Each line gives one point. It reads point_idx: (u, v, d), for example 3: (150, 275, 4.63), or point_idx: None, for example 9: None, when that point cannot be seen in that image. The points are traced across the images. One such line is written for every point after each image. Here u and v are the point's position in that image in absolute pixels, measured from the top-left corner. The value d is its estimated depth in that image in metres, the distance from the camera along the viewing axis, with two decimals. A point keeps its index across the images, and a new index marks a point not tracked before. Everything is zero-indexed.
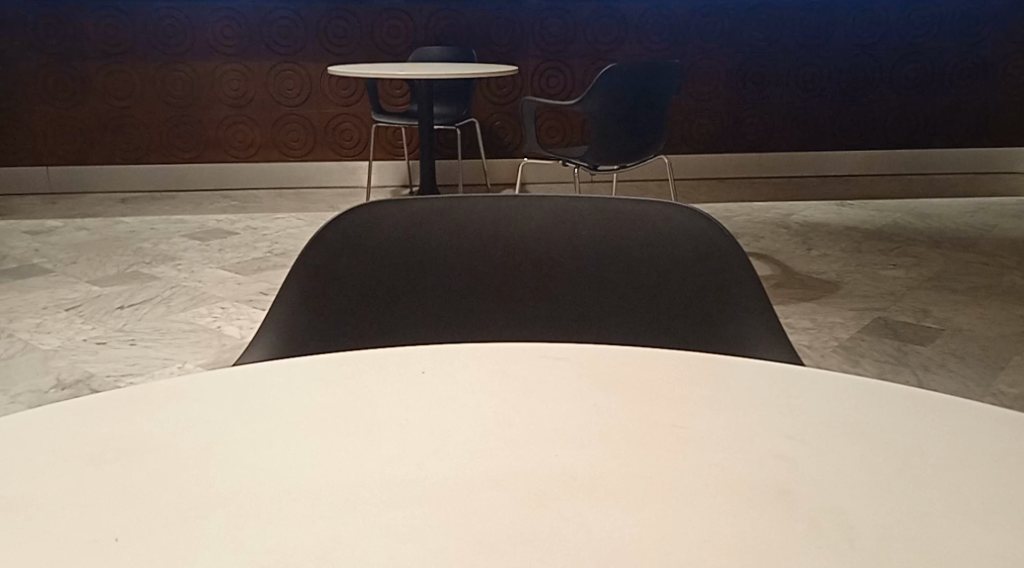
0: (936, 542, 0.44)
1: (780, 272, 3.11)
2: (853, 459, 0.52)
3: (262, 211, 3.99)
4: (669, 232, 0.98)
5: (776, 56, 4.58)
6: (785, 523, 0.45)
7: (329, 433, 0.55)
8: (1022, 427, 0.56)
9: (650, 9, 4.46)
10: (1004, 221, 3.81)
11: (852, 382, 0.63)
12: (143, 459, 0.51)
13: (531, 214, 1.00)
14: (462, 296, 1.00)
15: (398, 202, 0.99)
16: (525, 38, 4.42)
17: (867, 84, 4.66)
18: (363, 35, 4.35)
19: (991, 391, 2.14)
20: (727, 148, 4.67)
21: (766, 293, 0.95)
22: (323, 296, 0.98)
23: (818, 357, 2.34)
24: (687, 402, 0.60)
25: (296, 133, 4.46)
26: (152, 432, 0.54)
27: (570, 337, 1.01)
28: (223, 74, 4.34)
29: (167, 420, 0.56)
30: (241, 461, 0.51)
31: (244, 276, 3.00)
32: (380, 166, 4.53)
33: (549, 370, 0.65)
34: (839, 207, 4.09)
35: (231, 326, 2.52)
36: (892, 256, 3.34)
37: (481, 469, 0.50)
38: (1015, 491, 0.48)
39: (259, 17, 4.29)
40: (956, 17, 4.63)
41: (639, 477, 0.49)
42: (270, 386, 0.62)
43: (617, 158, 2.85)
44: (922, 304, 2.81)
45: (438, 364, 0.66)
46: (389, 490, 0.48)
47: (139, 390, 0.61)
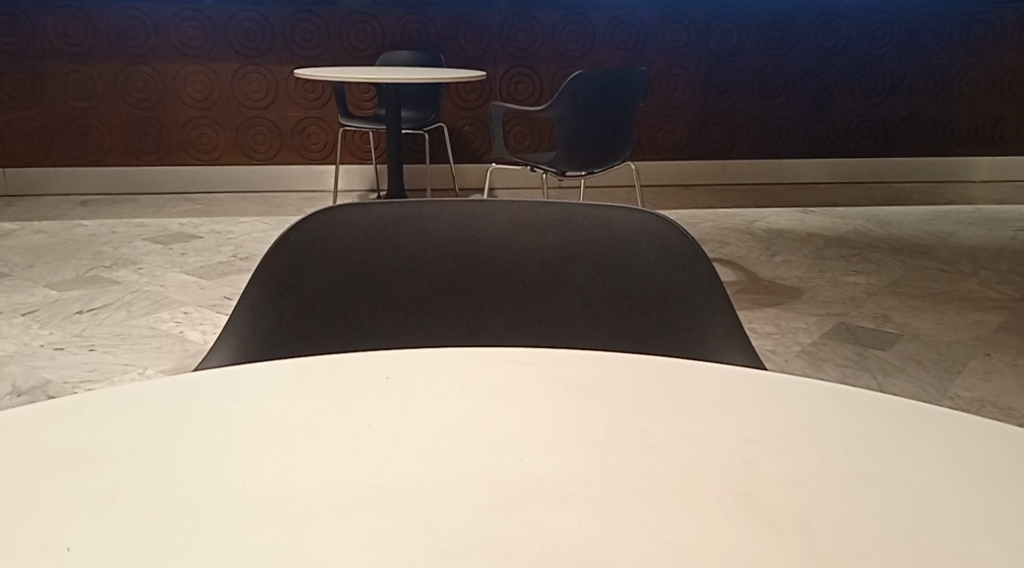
0: (890, 543, 0.45)
1: (745, 278, 3.15)
2: (812, 462, 0.53)
3: (226, 215, 3.95)
4: (636, 236, 0.99)
5: (741, 64, 4.64)
6: (744, 525, 0.46)
7: (293, 440, 0.54)
8: (976, 428, 0.57)
9: (618, 16, 4.49)
10: (961, 229, 3.89)
11: (811, 386, 0.64)
12: (99, 465, 0.50)
13: (497, 219, 1.00)
14: (429, 302, 1.00)
15: (365, 206, 0.99)
16: (493, 44, 4.43)
17: (830, 93, 4.73)
18: (330, 39, 4.32)
19: (948, 395, 2.18)
20: (692, 155, 4.72)
21: (728, 297, 0.96)
22: (286, 300, 0.97)
23: (781, 361, 2.38)
24: (650, 406, 0.60)
25: (261, 136, 4.42)
26: (110, 438, 0.53)
27: (536, 341, 1.01)
28: (186, 76, 4.29)
29: (124, 427, 0.55)
30: (199, 468, 0.50)
31: (207, 280, 2.97)
32: (347, 171, 4.51)
33: (514, 374, 0.65)
34: (802, 214, 4.15)
35: (194, 331, 2.48)
36: (854, 263, 3.40)
37: (445, 474, 0.50)
38: (968, 489, 0.50)
39: (224, 18, 4.24)
40: (915, 28, 4.72)
41: (599, 482, 0.50)
42: (234, 392, 0.61)
43: (586, 164, 2.86)
44: (882, 309, 2.86)
45: (402, 369, 0.66)
46: (355, 496, 0.48)
47: (96, 395, 0.60)
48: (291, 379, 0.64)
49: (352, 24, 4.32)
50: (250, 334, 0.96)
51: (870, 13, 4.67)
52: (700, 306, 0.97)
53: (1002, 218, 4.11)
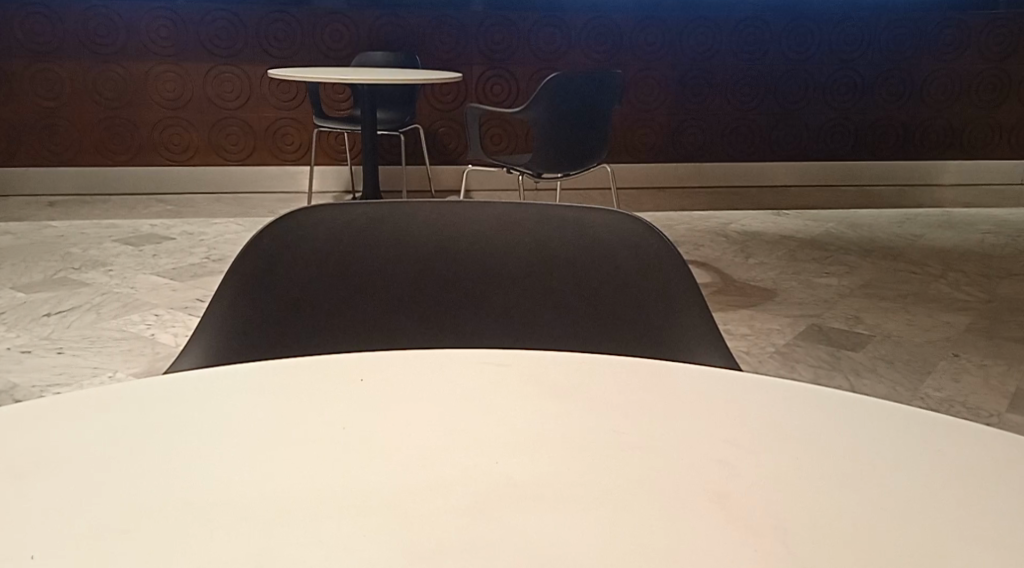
0: (864, 542, 0.45)
1: (719, 280, 3.17)
2: (789, 462, 0.53)
3: (199, 216, 3.90)
4: (611, 238, 0.98)
5: (714, 68, 4.67)
6: (721, 526, 0.46)
7: (264, 443, 0.53)
8: (950, 428, 0.58)
9: (593, 19, 4.50)
10: (931, 231, 3.95)
11: (789, 387, 0.64)
12: (63, 471, 0.49)
13: (474, 220, 0.99)
14: (403, 303, 0.99)
15: (338, 207, 0.98)
16: (469, 45, 4.43)
17: (803, 97, 4.78)
18: (304, 39, 4.29)
19: (919, 395, 2.21)
20: (668, 157, 4.76)
21: (704, 300, 0.96)
22: (258, 302, 0.96)
23: (755, 362, 2.39)
24: (626, 407, 0.60)
25: (234, 137, 4.38)
26: (75, 444, 0.52)
27: (511, 343, 1.00)
28: (158, 75, 4.23)
29: (90, 431, 0.54)
30: (168, 474, 0.49)
31: (179, 282, 2.93)
32: (322, 172, 4.49)
33: (490, 376, 0.65)
34: (775, 216, 4.19)
35: (165, 333, 2.45)
36: (826, 264, 3.43)
37: (418, 478, 0.49)
38: (942, 489, 0.50)
39: (197, 18, 4.20)
40: (886, 33, 4.77)
41: (574, 484, 0.49)
42: (205, 395, 0.60)
43: (561, 166, 2.85)
44: (854, 311, 2.89)
45: (376, 372, 0.65)
46: (326, 500, 0.47)
47: (61, 399, 0.58)
48: (263, 383, 0.63)
49: (326, 24, 4.29)
50: (221, 335, 0.95)
51: (842, 17, 4.73)
52: (676, 306, 0.97)
53: (970, 221, 4.17)
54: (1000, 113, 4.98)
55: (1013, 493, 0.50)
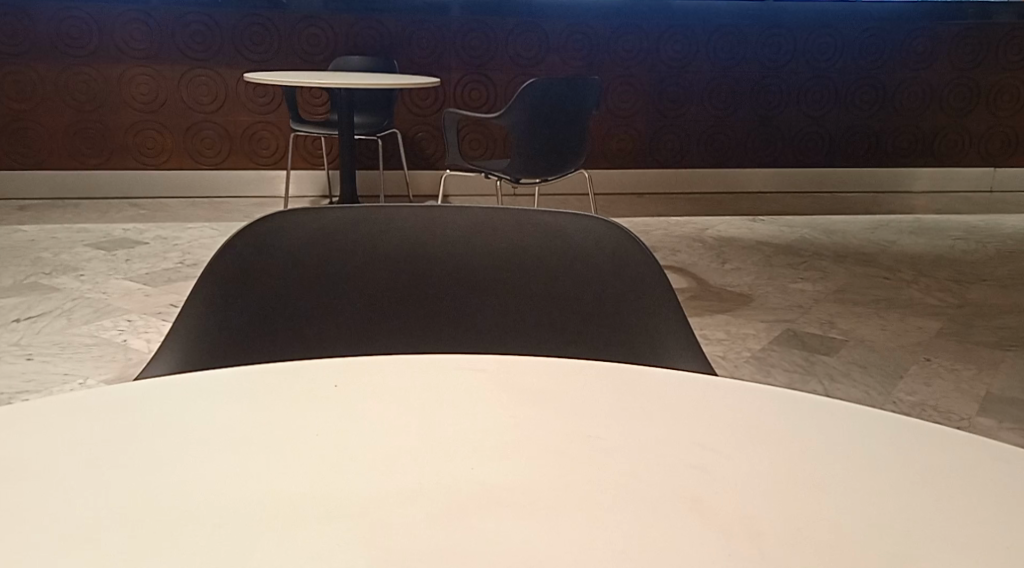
0: (838, 543, 0.45)
1: (695, 285, 3.19)
2: (760, 465, 0.53)
3: (173, 221, 3.87)
4: (587, 243, 0.99)
5: (691, 76, 4.72)
6: (694, 529, 0.46)
7: (235, 449, 0.53)
8: (921, 434, 0.58)
9: (571, 25, 4.50)
10: (902, 238, 4.00)
11: (761, 391, 0.64)
12: (31, 478, 0.48)
13: (449, 224, 0.99)
14: (378, 307, 0.99)
15: (314, 211, 0.97)
16: (447, 50, 4.43)
17: (778, 105, 4.83)
18: (280, 42, 4.26)
19: (891, 399, 2.24)
20: (645, 164, 4.80)
21: (680, 305, 0.97)
22: (230, 306, 0.95)
23: (730, 367, 2.41)
24: (602, 413, 0.60)
25: (209, 140, 4.35)
26: (41, 451, 0.51)
27: (486, 348, 1.00)
28: (131, 78, 4.19)
29: (57, 438, 0.53)
30: (141, 480, 0.48)
31: (153, 287, 2.90)
32: (299, 176, 4.47)
33: (466, 383, 0.64)
34: (750, 222, 4.22)
35: (138, 339, 2.42)
36: (801, 270, 3.47)
37: (390, 483, 0.49)
38: (918, 495, 0.50)
39: (171, 20, 4.15)
40: (859, 41, 4.83)
41: (549, 490, 0.49)
42: (177, 402, 0.59)
43: (538, 171, 2.87)
44: (828, 316, 2.92)
45: (349, 378, 0.65)
46: (303, 507, 0.46)
47: (27, 405, 0.57)
48: (235, 389, 0.62)
49: (303, 28, 4.27)
50: (194, 340, 0.94)
51: (817, 25, 4.76)
52: (651, 311, 0.98)
53: (941, 227, 4.24)
54: (970, 121, 5.06)
55: (982, 493, 0.51)
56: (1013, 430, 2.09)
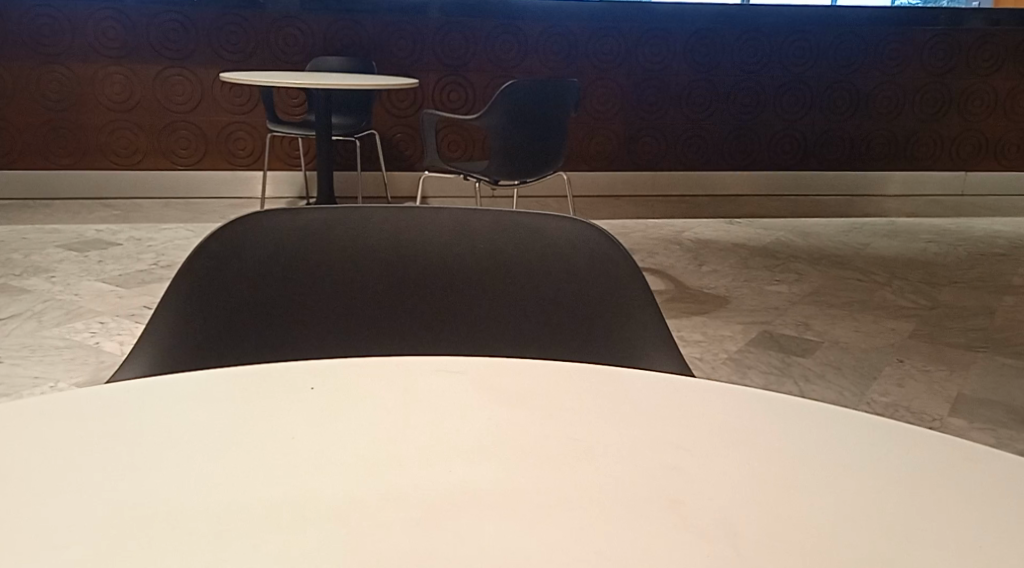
0: (815, 544, 0.46)
1: (673, 286, 3.21)
2: (738, 467, 0.53)
3: (147, 221, 3.82)
4: (565, 245, 0.99)
5: (669, 79, 4.75)
6: (673, 531, 0.46)
7: (211, 453, 0.52)
8: (897, 434, 0.59)
9: (549, 27, 4.51)
10: (876, 240, 4.05)
11: (741, 392, 0.64)
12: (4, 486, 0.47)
13: (427, 226, 0.99)
14: (355, 310, 0.98)
15: (291, 212, 0.97)
16: (425, 52, 4.42)
17: (754, 108, 4.87)
18: (257, 42, 4.23)
19: (865, 399, 2.27)
20: (623, 166, 4.83)
21: (659, 307, 0.97)
22: (205, 307, 0.94)
23: (708, 368, 2.43)
24: (581, 416, 0.60)
25: (184, 140, 4.30)
26: (14, 457, 0.50)
27: (464, 350, 1.00)
28: (105, 77, 4.13)
29: (30, 443, 0.52)
30: (117, 485, 0.48)
31: (126, 289, 2.86)
32: (275, 177, 4.44)
33: (444, 385, 0.64)
34: (726, 224, 4.26)
35: (111, 341, 2.39)
36: (776, 272, 3.50)
37: (369, 488, 0.49)
38: (896, 496, 0.51)
39: (146, 19, 4.10)
40: (834, 47, 4.87)
41: (529, 490, 0.50)
42: (151, 404, 0.58)
43: (518, 172, 2.87)
44: (804, 318, 2.95)
45: (327, 380, 0.64)
46: (282, 513, 0.46)
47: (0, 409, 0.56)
48: (212, 391, 0.61)
49: (280, 27, 4.23)
50: (168, 343, 0.93)
51: (794, 29, 4.79)
52: (630, 313, 0.98)
53: (913, 230, 4.30)
54: (942, 126, 5.13)
55: (957, 491, 0.51)
56: (984, 430, 2.12)
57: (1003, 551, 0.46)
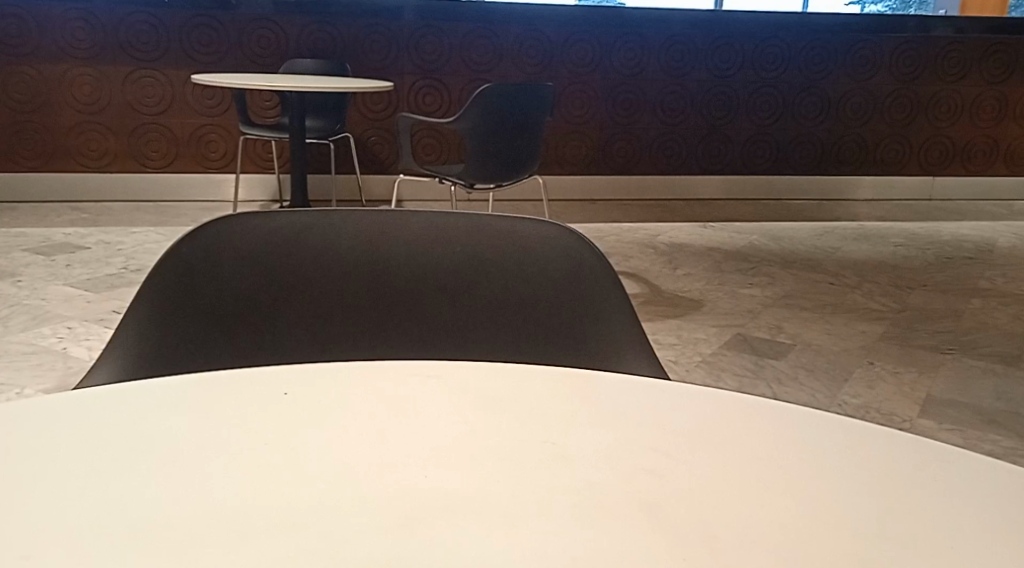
0: (793, 546, 0.46)
1: (648, 290, 3.23)
2: (718, 471, 0.53)
3: (116, 225, 3.76)
4: (542, 249, 0.98)
5: (643, 84, 4.77)
6: (653, 535, 0.46)
7: (176, 461, 0.51)
8: (875, 435, 0.59)
9: (524, 31, 4.51)
10: (847, 244, 4.11)
11: (718, 395, 0.64)
12: None
13: (402, 229, 0.98)
14: (329, 314, 0.97)
15: (263, 214, 0.95)
16: (400, 55, 4.40)
17: (728, 113, 4.91)
18: (229, 44, 4.18)
19: (837, 401, 2.29)
20: (598, 170, 4.85)
21: (634, 309, 0.97)
22: (176, 312, 0.92)
23: (683, 371, 2.44)
24: (559, 419, 0.59)
25: (155, 143, 4.25)
26: None
27: (438, 354, 0.99)
28: (73, 78, 4.07)
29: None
30: (83, 494, 0.47)
31: (94, 293, 2.81)
32: (248, 180, 4.40)
33: (420, 388, 0.63)
34: (700, 228, 4.29)
35: (79, 346, 2.35)
36: (750, 275, 3.53)
37: (344, 496, 0.48)
38: (873, 496, 0.51)
39: (115, 20, 4.04)
40: (805, 53, 4.92)
41: (506, 496, 0.49)
42: (117, 410, 0.57)
43: (493, 177, 2.87)
44: (777, 321, 2.97)
45: (302, 385, 0.63)
46: (254, 521, 0.45)
47: None
48: (183, 397, 0.59)
49: (252, 29, 4.19)
50: (138, 348, 0.91)
51: (766, 36, 4.83)
52: (607, 315, 0.98)
53: (883, 234, 4.36)
54: (910, 132, 5.21)
55: (934, 492, 0.51)
56: (953, 431, 2.15)
57: (980, 550, 0.46)
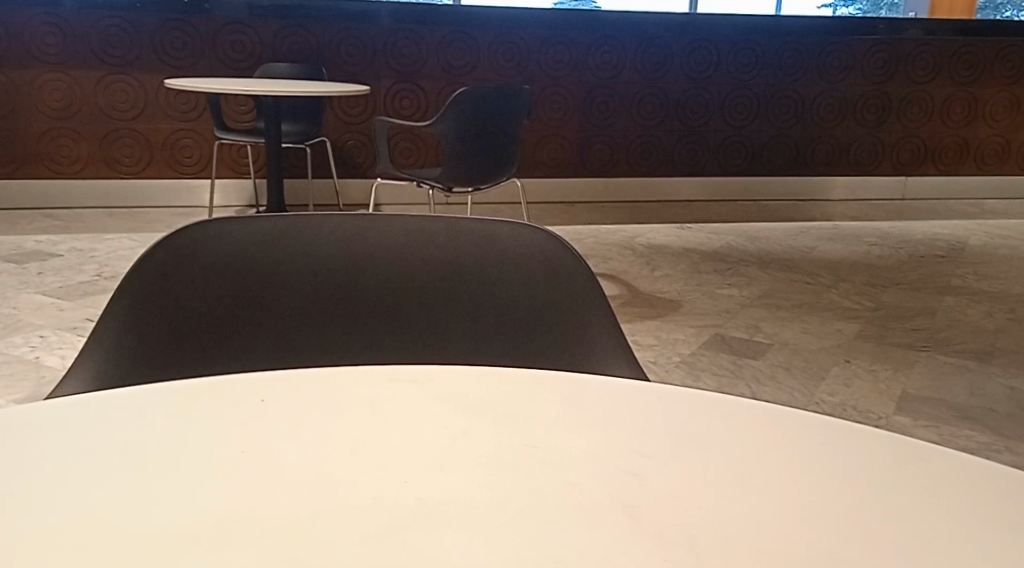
0: (772, 545, 0.46)
1: (626, 291, 3.24)
2: (695, 470, 0.53)
3: (89, 232, 3.72)
4: (518, 251, 0.98)
5: (619, 85, 4.79)
6: (633, 538, 0.46)
7: (151, 471, 0.50)
8: (852, 434, 0.59)
9: (500, 34, 4.51)
10: (822, 244, 4.14)
11: (699, 396, 0.64)
12: None
13: (381, 234, 0.97)
14: (307, 319, 0.96)
15: (239, 220, 0.94)
16: (375, 58, 4.39)
17: (702, 115, 4.95)
18: (203, 49, 4.15)
19: (814, 399, 2.31)
20: (576, 172, 4.87)
21: (612, 310, 0.98)
22: (151, 319, 0.91)
23: (662, 372, 2.45)
24: (541, 422, 0.59)
25: (128, 148, 4.20)
26: None
27: (417, 358, 0.99)
28: (43, 84, 4.02)
29: None
30: (52, 507, 0.46)
31: (68, 301, 2.78)
32: (224, 185, 4.37)
33: (399, 394, 0.62)
34: (678, 229, 4.31)
35: (52, 355, 2.31)
36: (727, 276, 3.55)
37: (324, 503, 0.47)
38: (853, 495, 0.51)
39: (86, 24, 3.99)
40: (778, 54, 4.96)
41: (485, 500, 0.49)
42: (90, 421, 0.56)
43: (471, 179, 2.86)
44: (754, 321, 2.99)
45: (279, 392, 0.62)
46: (231, 529, 0.44)
47: None
48: (159, 406, 0.59)
49: (227, 33, 4.16)
50: (113, 355, 0.90)
51: (740, 38, 4.88)
52: (585, 317, 0.98)
53: (857, 233, 4.40)
54: (882, 131, 5.27)
55: (914, 490, 0.52)
56: (928, 427, 2.17)
57: (959, 545, 0.46)
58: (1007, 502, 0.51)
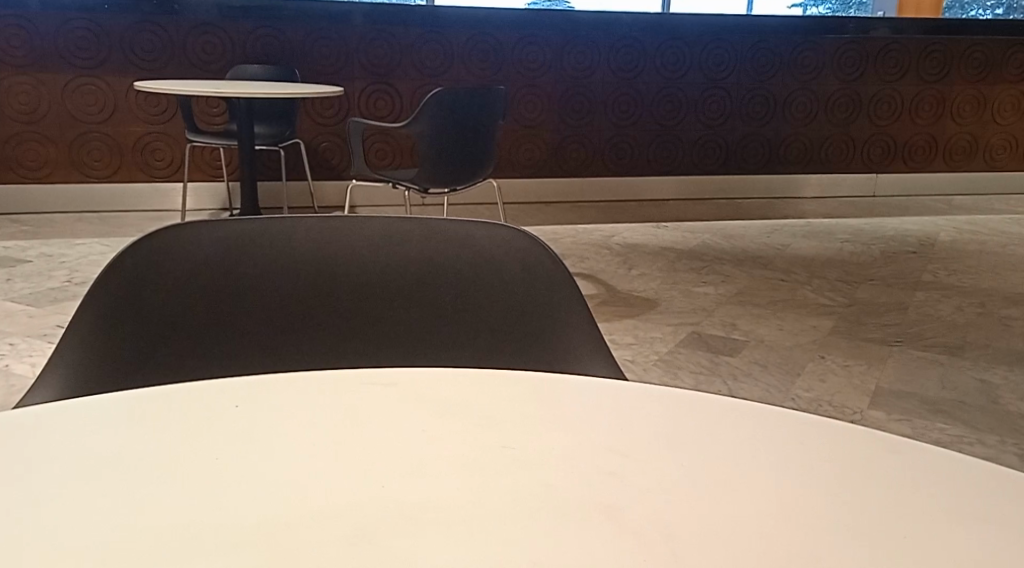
0: (751, 544, 0.45)
1: (604, 290, 3.24)
2: (677, 469, 0.53)
3: (59, 237, 3.66)
4: (494, 251, 0.97)
5: (593, 85, 4.81)
6: (613, 540, 0.45)
7: (117, 479, 0.49)
8: (832, 431, 0.59)
9: (474, 34, 4.50)
10: (796, 241, 4.18)
11: (677, 395, 0.64)
12: None
13: (357, 235, 0.96)
14: (278, 322, 0.95)
15: (212, 223, 0.93)
16: (349, 59, 4.37)
17: (677, 114, 4.98)
18: (173, 50, 4.10)
19: (791, 395, 2.33)
20: (552, 172, 4.87)
21: (589, 310, 0.98)
22: (120, 325, 0.90)
23: (639, 370, 2.45)
24: (521, 423, 0.59)
25: (98, 152, 4.14)
26: None
27: (390, 361, 0.98)
28: (10, 86, 3.95)
29: None
30: (18, 519, 0.44)
31: (37, 308, 2.73)
32: (196, 189, 4.32)
33: (375, 398, 0.61)
34: (654, 228, 4.33)
35: (21, 363, 2.27)
36: (703, 274, 3.57)
37: (298, 509, 0.46)
38: (833, 491, 0.51)
39: (54, 26, 3.93)
40: (750, 53, 5.00)
41: (464, 502, 0.48)
42: (54, 430, 0.54)
43: (446, 179, 2.84)
44: (731, 318, 3.01)
45: (253, 397, 0.61)
46: (203, 537, 0.43)
47: None
48: (126, 414, 0.57)
49: (197, 35, 4.12)
50: (82, 360, 0.88)
51: (710, 39, 4.92)
52: (560, 314, 0.98)
53: (830, 230, 4.44)
54: (854, 129, 5.33)
55: (900, 488, 0.51)
56: (902, 421, 2.20)
57: (941, 542, 0.46)
58: (992, 498, 0.51)
